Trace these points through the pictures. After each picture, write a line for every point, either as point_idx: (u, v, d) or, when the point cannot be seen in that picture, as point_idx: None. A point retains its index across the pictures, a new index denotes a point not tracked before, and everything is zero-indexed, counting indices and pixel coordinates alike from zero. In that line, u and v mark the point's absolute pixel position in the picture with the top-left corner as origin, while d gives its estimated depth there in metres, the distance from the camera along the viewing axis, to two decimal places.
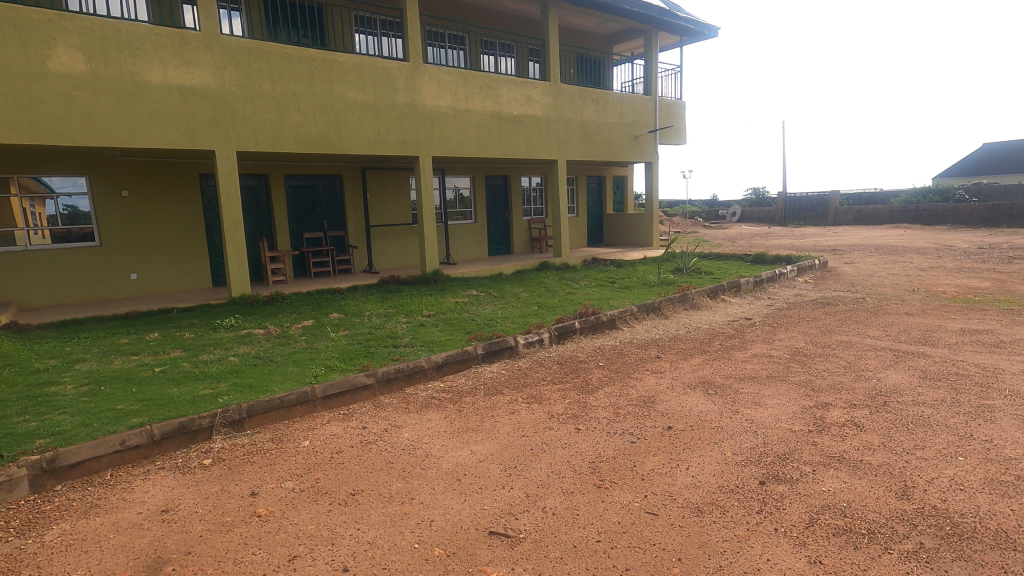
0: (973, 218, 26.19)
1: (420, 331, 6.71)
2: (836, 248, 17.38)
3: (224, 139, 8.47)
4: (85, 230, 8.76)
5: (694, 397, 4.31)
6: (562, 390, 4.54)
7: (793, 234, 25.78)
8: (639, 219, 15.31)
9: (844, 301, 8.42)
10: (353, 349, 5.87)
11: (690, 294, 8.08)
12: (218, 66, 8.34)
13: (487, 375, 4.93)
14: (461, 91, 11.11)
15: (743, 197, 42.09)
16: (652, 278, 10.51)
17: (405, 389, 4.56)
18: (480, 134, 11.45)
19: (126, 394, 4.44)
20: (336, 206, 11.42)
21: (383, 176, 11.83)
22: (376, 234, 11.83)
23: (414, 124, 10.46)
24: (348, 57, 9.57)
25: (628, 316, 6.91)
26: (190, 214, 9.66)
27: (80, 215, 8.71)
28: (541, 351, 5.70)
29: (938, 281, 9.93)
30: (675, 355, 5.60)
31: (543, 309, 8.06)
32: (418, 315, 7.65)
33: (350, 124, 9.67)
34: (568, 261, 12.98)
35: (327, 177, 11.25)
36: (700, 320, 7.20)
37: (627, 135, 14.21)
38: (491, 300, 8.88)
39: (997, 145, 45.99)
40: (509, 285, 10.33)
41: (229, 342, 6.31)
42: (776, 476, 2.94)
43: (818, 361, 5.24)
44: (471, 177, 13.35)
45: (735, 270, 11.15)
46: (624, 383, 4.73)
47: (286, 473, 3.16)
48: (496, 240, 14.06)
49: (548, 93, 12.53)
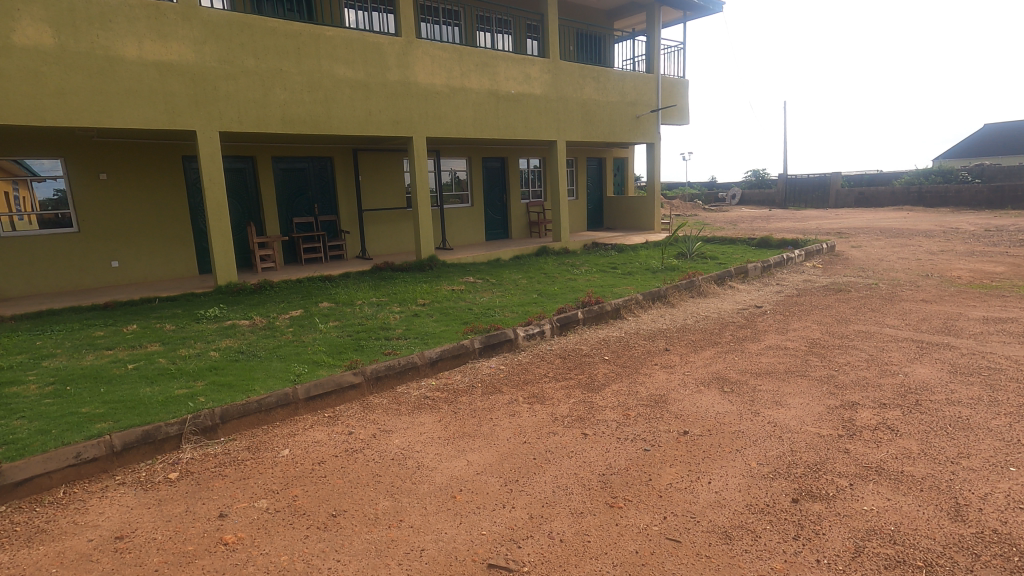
0: (976, 199, 25.79)
1: (414, 322, 6.36)
2: (842, 231, 17.02)
3: (207, 119, 8.01)
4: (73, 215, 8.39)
5: (709, 396, 3.98)
6: (566, 388, 4.20)
7: (794, 216, 25.41)
8: (640, 202, 14.89)
9: (856, 287, 8.09)
10: (343, 342, 5.53)
11: (697, 280, 7.71)
12: (197, 40, 7.85)
13: (485, 371, 4.59)
14: (457, 69, 10.62)
15: (743, 178, 41.60)
16: (656, 263, 10.16)
17: (396, 388, 4.22)
18: (476, 114, 10.99)
19: (94, 395, 4.09)
20: (327, 190, 10.98)
21: (377, 158, 11.38)
22: (369, 218, 11.40)
23: (407, 103, 9.99)
24: (337, 31, 9.07)
25: (633, 304, 6.56)
26: (174, 198, 9.24)
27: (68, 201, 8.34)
28: (542, 343, 5.35)
29: (951, 266, 9.60)
30: (685, 348, 5.26)
31: (543, 296, 7.71)
32: (413, 304, 7.29)
33: (339, 103, 9.20)
34: (568, 246, 12.60)
35: (318, 159, 10.80)
36: (709, 308, 6.87)
37: (629, 115, 13.74)
38: (489, 287, 8.52)
39: (999, 126, 45.39)
40: (507, 271, 9.96)
41: (211, 335, 5.96)
42: (810, 493, 2.62)
43: (839, 355, 4.91)
44: (467, 159, 12.90)
45: (740, 255, 10.79)
46: (632, 380, 4.39)
47: (261, 489, 2.82)
48: (493, 224, 13.64)
49: (547, 70, 12.04)
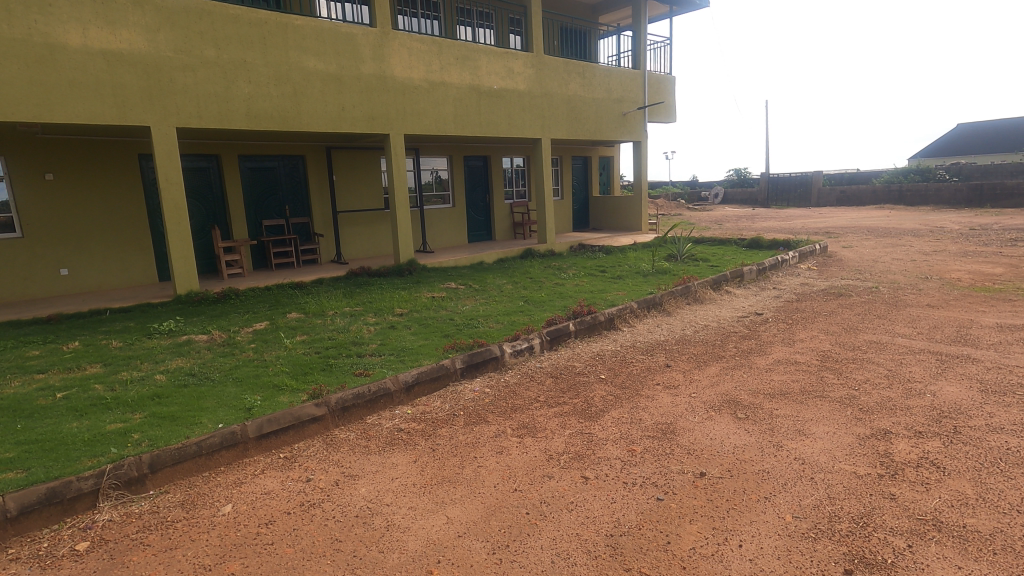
0: (956, 197, 25.92)
1: (390, 336, 5.82)
2: (829, 230, 16.81)
3: (162, 114, 7.37)
4: (19, 218, 7.67)
5: (722, 424, 3.51)
6: (560, 417, 3.69)
7: (778, 215, 25.33)
8: (627, 202, 14.48)
9: (857, 291, 7.74)
10: (309, 362, 4.97)
11: (693, 285, 7.27)
12: (150, 28, 7.19)
13: (469, 396, 4.07)
14: (436, 62, 10.07)
15: (725, 177, 41.65)
16: (646, 267, 9.73)
17: (366, 420, 3.67)
18: (457, 110, 10.45)
19: (7, 435, 3.47)
20: (299, 190, 10.35)
21: (352, 157, 10.77)
22: (344, 220, 10.78)
23: (382, 98, 9.42)
24: (306, 20, 8.47)
25: (628, 314, 6.08)
26: (131, 200, 8.55)
27: (19, 203, 7.64)
28: (531, 360, 4.84)
29: (949, 267, 9.33)
30: (687, 363, 4.80)
31: (530, 305, 7.22)
32: (389, 315, 6.73)
33: (309, 98, 8.59)
34: (553, 248, 12.12)
35: (289, 158, 10.16)
36: (707, 317, 6.43)
37: (615, 112, 13.31)
38: (472, 294, 8.00)
39: (974, 125, 46.15)
40: (491, 276, 9.44)
41: (162, 354, 5.34)
42: (865, 561, 2.16)
43: (855, 371, 4.49)
44: (448, 158, 12.34)
45: (733, 257, 10.42)
46: (634, 404, 3.90)
47: (190, 565, 2.27)
48: (476, 225, 13.11)
49: (531, 65, 11.54)
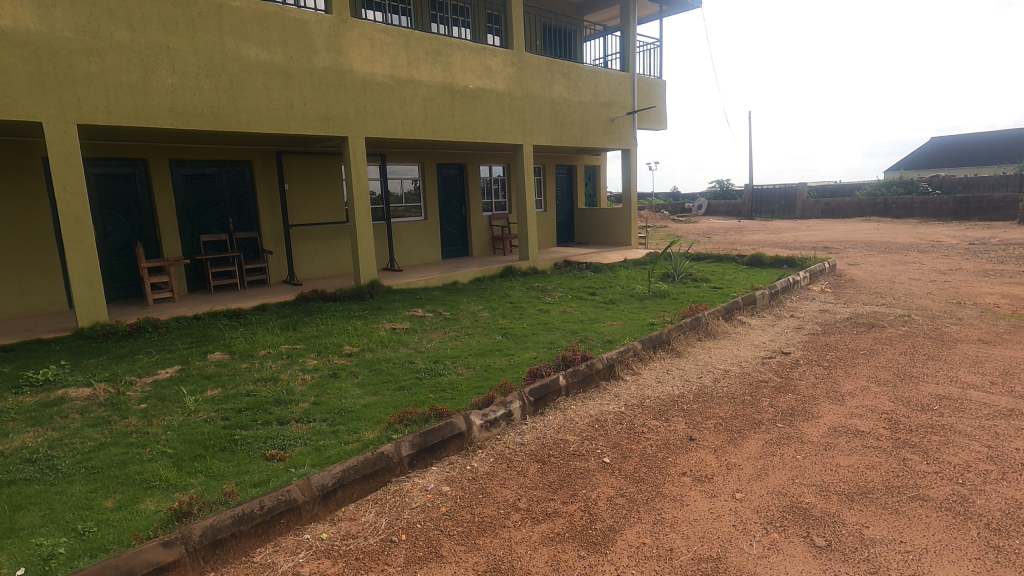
0: (942, 211, 25.39)
1: (330, 390, 4.55)
2: (826, 244, 15.88)
3: (59, 108, 6.02)
4: None
5: (797, 563, 2.32)
6: (550, 548, 2.46)
7: (766, 228, 24.56)
8: (615, 214, 13.39)
9: (888, 321, 6.68)
10: (209, 434, 3.67)
11: (704, 317, 6.13)
12: (43, 1, 5.85)
13: (417, 504, 2.81)
14: (403, 56, 8.86)
15: (707, 189, 41.10)
16: (641, 289, 8.60)
17: (251, 558, 2.39)
18: (428, 111, 9.24)
19: None
20: (245, 202, 9.03)
21: (307, 163, 9.48)
22: (298, 235, 9.46)
23: (339, 94, 8.17)
24: (246, 2, 7.20)
25: (630, 357, 4.87)
26: (32, 212, 7.14)
27: None
28: (509, 433, 3.60)
29: (977, 290, 8.37)
30: (718, 435, 3.61)
31: (509, 340, 6.00)
32: (335, 356, 5.46)
33: (250, 92, 7.30)
34: (536, 265, 10.94)
35: (233, 164, 8.85)
36: (725, 359, 5.28)
37: (603, 117, 12.24)
38: (440, 325, 6.76)
39: (950, 139, 46.59)
40: (465, 301, 8.20)
41: (15, 420, 3.97)
42: None
43: (944, 448, 3.35)
44: (419, 166, 11.11)
45: (736, 277, 9.35)
46: (657, 518, 2.68)
47: None
48: (451, 239, 11.87)
49: (512, 63, 10.40)
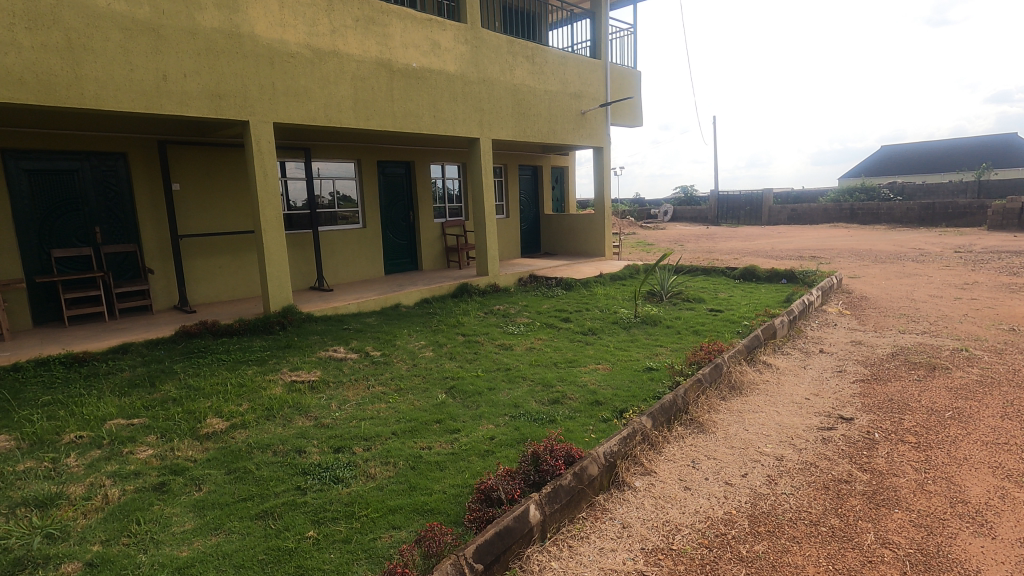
0: (908, 217, 24.91)
1: (143, 521, 2.67)
2: (809, 253, 14.66)
3: None
4: None
5: None
6: None
7: (737, 235, 23.49)
8: (587, 220, 11.76)
9: (947, 358, 5.20)
10: None
11: (724, 363, 4.49)
12: None
13: None
14: (324, 22, 6.99)
15: (672, 195, 40.35)
16: (626, 313, 6.95)
17: None
18: (359, 93, 7.39)
19: None
20: (119, 206, 6.98)
21: (205, 158, 7.46)
22: (192, 249, 7.43)
23: (235, 65, 6.24)
24: None
25: (638, 445, 3.15)
26: None
27: None
28: None
29: (1018, 310, 7.04)
30: None
31: (456, 401, 4.22)
32: (187, 440, 3.56)
33: (98, 55, 5.30)
34: (496, 282, 9.19)
35: (100, 158, 6.80)
36: (769, 432, 3.64)
37: (573, 109, 10.62)
38: (364, 374, 4.93)
39: (903, 147, 47.41)
40: (404, 333, 6.35)
41: None
42: None
43: None
44: (354, 163, 9.20)
45: (734, 297, 7.82)
46: None
47: None
48: (395, 251, 10.01)
49: (465, 40, 8.65)
